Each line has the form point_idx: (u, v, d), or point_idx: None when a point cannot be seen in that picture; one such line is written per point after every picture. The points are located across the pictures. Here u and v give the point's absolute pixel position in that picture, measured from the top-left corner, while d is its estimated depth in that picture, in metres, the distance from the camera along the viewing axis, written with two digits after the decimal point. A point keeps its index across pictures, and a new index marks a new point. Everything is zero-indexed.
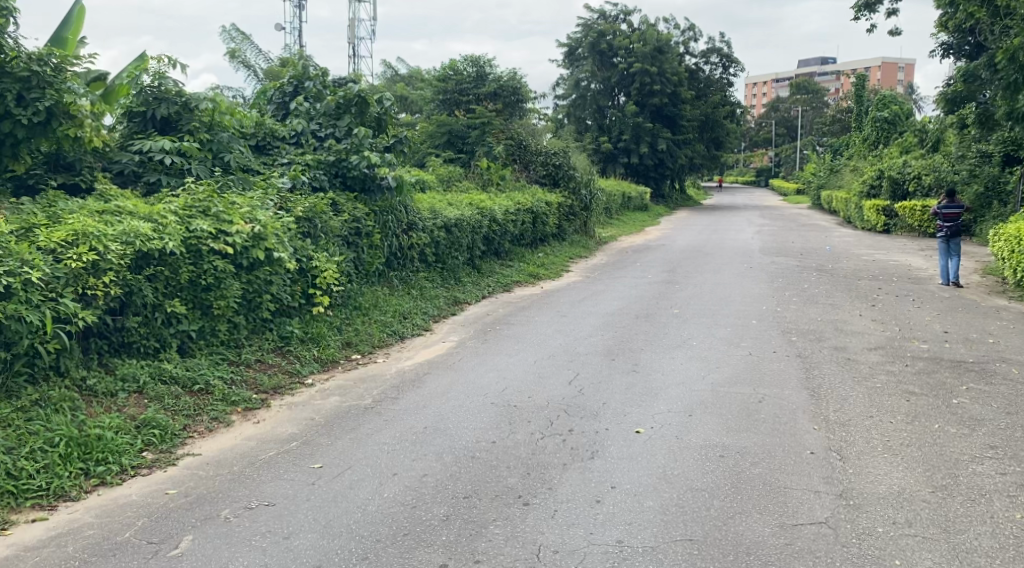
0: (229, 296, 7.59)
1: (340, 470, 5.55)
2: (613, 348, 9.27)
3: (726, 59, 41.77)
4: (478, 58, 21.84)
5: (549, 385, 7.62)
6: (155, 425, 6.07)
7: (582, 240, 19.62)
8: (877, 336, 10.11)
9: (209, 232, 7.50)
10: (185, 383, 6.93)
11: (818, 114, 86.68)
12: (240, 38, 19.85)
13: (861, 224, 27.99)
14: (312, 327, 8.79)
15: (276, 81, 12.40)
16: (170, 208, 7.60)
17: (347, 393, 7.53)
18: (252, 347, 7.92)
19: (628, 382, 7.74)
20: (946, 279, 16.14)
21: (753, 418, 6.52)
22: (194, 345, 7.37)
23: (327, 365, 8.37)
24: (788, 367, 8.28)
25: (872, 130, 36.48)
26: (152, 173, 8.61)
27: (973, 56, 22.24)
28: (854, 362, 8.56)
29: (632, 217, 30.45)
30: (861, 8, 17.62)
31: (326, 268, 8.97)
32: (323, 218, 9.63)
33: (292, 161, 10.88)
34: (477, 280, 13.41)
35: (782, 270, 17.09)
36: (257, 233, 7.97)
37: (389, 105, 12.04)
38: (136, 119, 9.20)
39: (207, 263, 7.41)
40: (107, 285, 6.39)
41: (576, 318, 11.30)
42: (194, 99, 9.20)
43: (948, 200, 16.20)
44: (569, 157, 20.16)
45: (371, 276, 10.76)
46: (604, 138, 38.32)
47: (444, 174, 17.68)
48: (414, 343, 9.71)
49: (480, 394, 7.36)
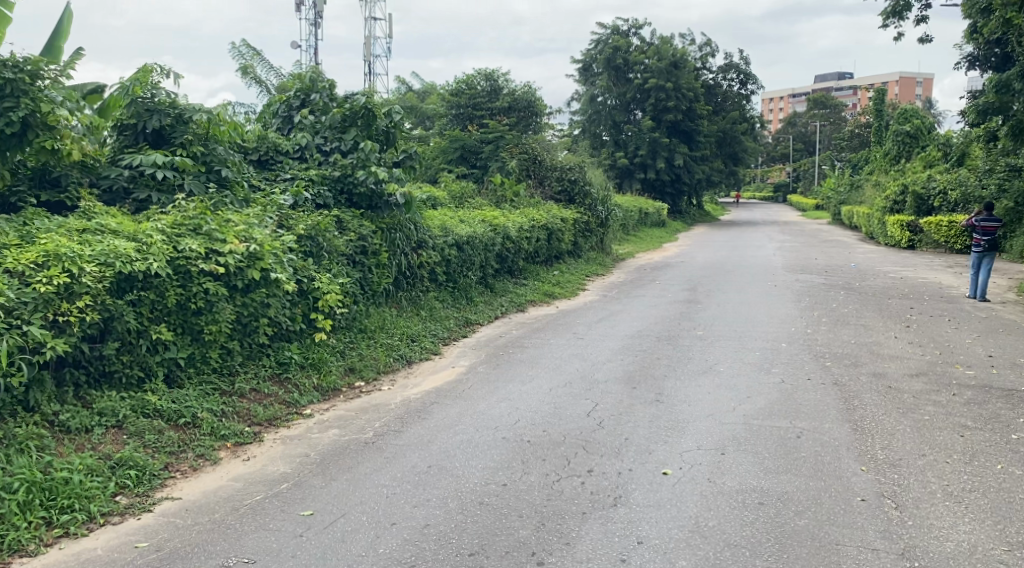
0: (221, 320, 7.05)
1: (332, 519, 4.99)
2: (634, 374, 8.66)
3: (744, 74, 41.19)
4: (492, 73, 21.41)
5: (566, 417, 7.02)
6: (131, 464, 5.53)
7: (599, 258, 19.03)
8: (918, 362, 9.46)
9: (199, 252, 6.97)
10: (170, 416, 6.38)
11: (837, 130, 85.87)
12: (251, 55, 19.57)
13: (884, 239, 27.26)
14: (313, 353, 8.23)
15: (281, 94, 11.87)
16: (157, 226, 7.08)
17: (347, 425, 6.96)
18: (247, 375, 7.37)
19: (652, 413, 7.13)
20: (974, 293, 15.88)
21: (792, 457, 5.92)
22: (181, 374, 6.84)
23: (327, 394, 7.83)
24: (825, 397, 7.64)
25: (894, 145, 35.75)
26: (142, 190, 8.10)
27: (1000, 68, 21.60)
28: (897, 392, 7.93)
29: (649, 233, 29.85)
30: (889, 15, 17.03)
31: (328, 290, 8.42)
32: (326, 236, 9.10)
33: (294, 177, 10.39)
34: (490, 299, 12.84)
35: (808, 288, 16.44)
36: (253, 253, 7.44)
37: (398, 118, 11.50)
38: (128, 133, 8.71)
39: (196, 285, 6.87)
40: (82, 310, 5.90)
41: (594, 340, 10.69)
42: (188, 111, 8.72)
43: (986, 212, 15.98)
44: (584, 172, 19.64)
45: (378, 297, 10.18)
46: (620, 154, 37.76)
47: (457, 190, 17.08)
48: (422, 368, 9.14)
49: (490, 427, 6.77)
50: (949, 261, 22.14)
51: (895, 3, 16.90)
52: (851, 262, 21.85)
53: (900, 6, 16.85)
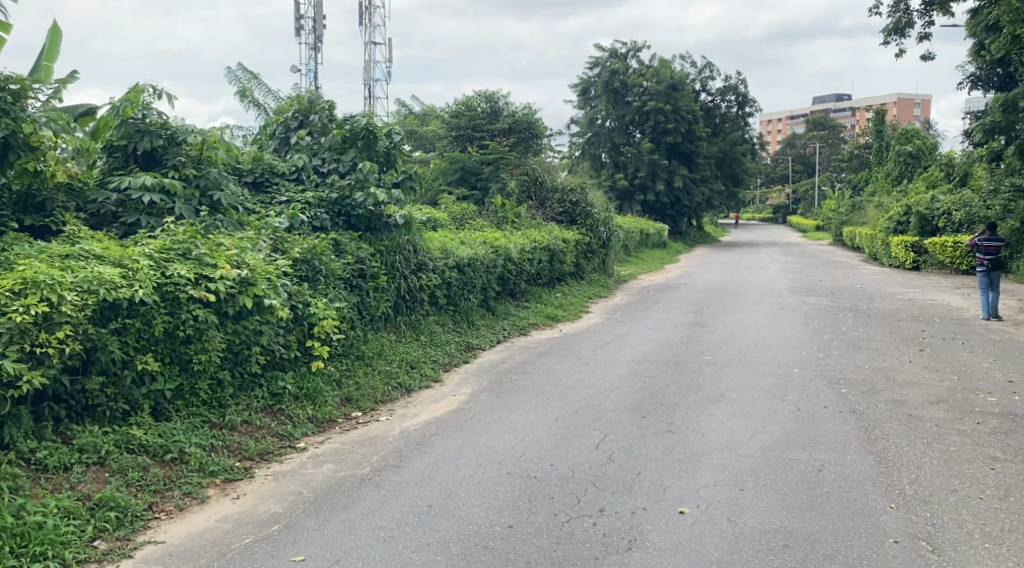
0: (212, 348, 6.73)
1: (326, 565, 4.77)
2: (643, 402, 8.31)
3: (744, 96, 41.08)
4: (492, 94, 21.22)
5: (574, 450, 6.68)
6: (112, 505, 5.23)
7: (601, 279, 18.73)
8: (936, 388, 9.12)
9: (188, 277, 6.64)
10: (156, 451, 6.05)
11: (836, 151, 85.86)
12: (250, 78, 19.42)
13: (888, 260, 26.99)
14: (308, 383, 7.91)
15: (279, 115, 11.59)
16: (144, 250, 6.75)
17: (342, 460, 6.65)
18: (238, 407, 7.06)
19: (664, 445, 6.80)
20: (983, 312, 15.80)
21: (815, 493, 5.59)
22: (169, 407, 6.52)
23: (323, 426, 7.52)
24: (843, 427, 7.30)
25: (895, 165, 35.55)
26: (131, 214, 7.79)
27: (1003, 87, 21.39)
28: (918, 420, 7.58)
29: (651, 255, 29.59)
30: (891, 32, 16.81)
31: (325, 316, 8.10)
32: (323, 259, 8.80)
33: (291, 200, 10.07)
34: (492, 323, 12.53)
35: (815, 310, 16.12)
36: (245, 278, 7.13)
37: (398, 139, 11.22)
38: (117, 154, 8.40)
39: (185, 312, 6.55)
40: (62, 341, 5.60)
41: (600, 365, 10.35)
42: (181, 132, 8.43)
43: (987, 233, 16.02)
44: (586, 193, 19.40)
45: (377, 322, 9.87)
46: (620, 176, 37.59)
47: (457, 211, 16.81)
48: (422, 397, 8.80)
49: (495, 462, 6.44)
50: (955, 282, 21.82)
51: (897, 20, 16.69)
52: (858, 283, 21.53)
53: (902, 23, 16.64)
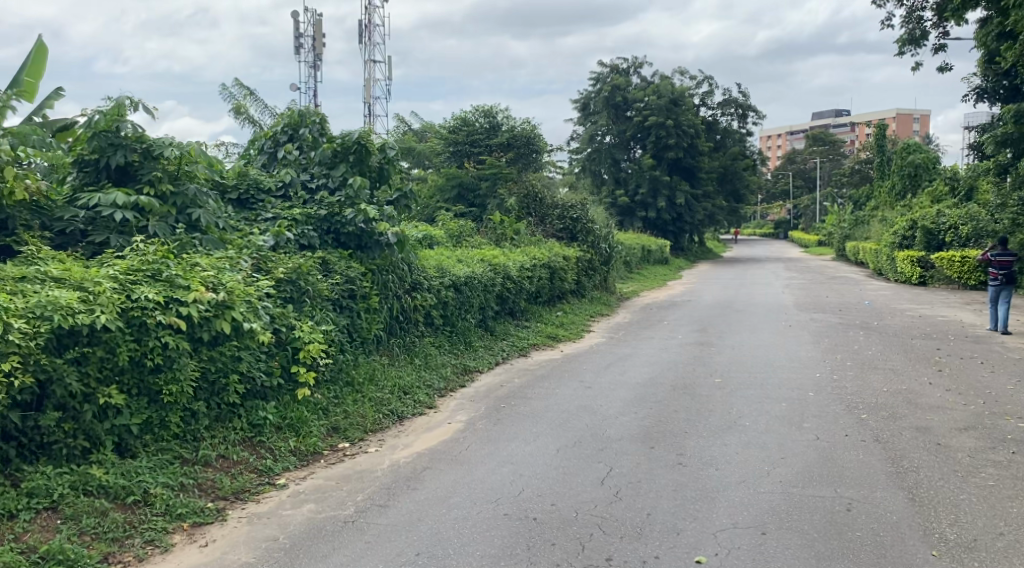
0: (183, 378, 6.20)
1: None
2: (651, 431, 7.76)
3: (745, 110, 40.60)
4: (490, 109, 20.72)
5: (576, 486, 6.14)
6: (60, 558, 4.83)
7: (603, 297, 18.18)
8: (962, 413, 8.56)
9: (156, 301, 6.10)
10: (117, 493, 5.53)
11: (837, 166, 85.33)
12: (244, 95, 18.98)
13: (894, 275, 26.41)
14: (291, 412, 7.37)
15: (267, 130, 11.04)
16: (109, 272, 6.21)
17: (325, 499, 6.11)
18: (214, 441, 6.56)
19: (675, 480, 6.25)
20: (995, 326, 15.60)
21: (845, 538, 5.14)
22: (135, 442, 6.01)
23: (306, 458, 6.98)
24: (869, 458, 6.76)
25: (899, 179, 35.01)
26: (100, 232, 7.25)
27: (1008, 99, 20.90)
28: (949, 450, 7.05)
29: (652, 271, 29.07)
30: (906, 43, 16.33)
31: (310, 340, 7.55)
32: (309, 279, 8.25)
33: (277, 217, 9.55)
34: (490, 344, 11.96)
35: (825, 329, 15.58)
36: (221, 301, 6.60)
37: (392, 153, 10.68)
38: (88, 169, 7.87)
39: (153, 339, 6.02)
40: (7, 376, 5.15)
41: (604, 389, 9.79)
42: (157, 145, 7.84)
43: (1000, 247, 15.86)
44: (587, 209, 18.87)
45: (369, 344, 9.33)
46: (621, 192, 37.13)
47: (455, 228, 16.30)
48: (415, 425, 8.25)
49: (491, 501, 5.90)
50: (965, 297, 21.24)
51: (911, 31, 16.26)
52: (866, 299, 20.95)
53: (916, 34, 16.21)
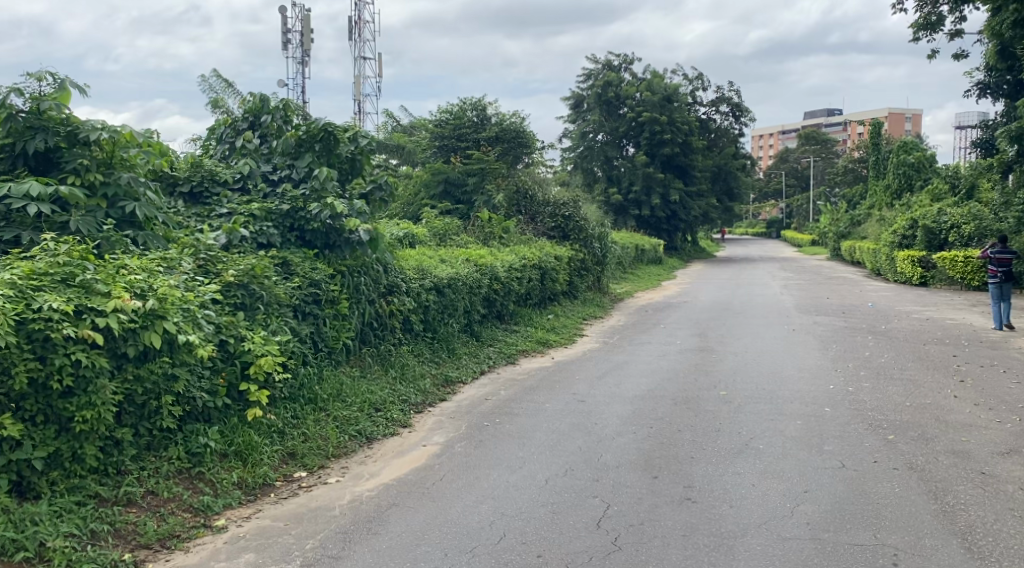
0: (99, 403, 5.20)
1: None
2: (652, 456, 6.79)
3: (737, 108, 39.68)
4: (479, 101, 19.74)
5: (568, 530, 5.20)
6: None
7: (597, 298, 17.19)
8: (999, 433, 7.62)
9: (63, 311, 5.12)
10: (5, 549, 4.63)
11: (830, 165, 84.30)
12: (223, 88, 17.92)
13: (894, 276, 25.47)
14: (239, 437, 6.36)
15: (227, 116, 10.00)
16: (7, 276, 5.23)
17: (268, 548, 5.12)
18: (141, 473, 5.59)
19: (684, 522, 5.30)
20: (998, 324, 14.99)
21: None
22: (39, 480, 5.06)
23: (253, 493, 5.99)
24: (908, 493, 5.81)
25: (895, 178, 34.11)
26: (14, 229, 6.28)
27: (1015, 93, 19.95)
28: (998, 481, 6.12)
29: (646, 272, 28.04)
30: (921, 28, 15.38)
31: (263, 353, 6.53)
32: (264, 283, 7.23)
33: (233, 212, 8.56)
34: (475, 350, 11.00)
35: (831, 333, 14.65)
36: (151, 310, 5.59)
37: (365, 143, 9.60)
38: (5, 157, 6.87)
39: (59, 357, 5.05)
40: None
41: (599, 403, 8.81)
42: (84, 128, 6.82)
43: (1000, 245, 15.44)
44: (579, 207, 17.95)
45: (337, 355, 8.33)
46: (613, 190, 36.18)
47: (440, 225, 15.32)
48: (385, 448, 7.24)
49: (465, 551, 4.96)
50: (971, 299, 20.29)
51: (926, 15, 15.32)
52: (869, 301, 19.99)
53: (932, 19, 15.27)
